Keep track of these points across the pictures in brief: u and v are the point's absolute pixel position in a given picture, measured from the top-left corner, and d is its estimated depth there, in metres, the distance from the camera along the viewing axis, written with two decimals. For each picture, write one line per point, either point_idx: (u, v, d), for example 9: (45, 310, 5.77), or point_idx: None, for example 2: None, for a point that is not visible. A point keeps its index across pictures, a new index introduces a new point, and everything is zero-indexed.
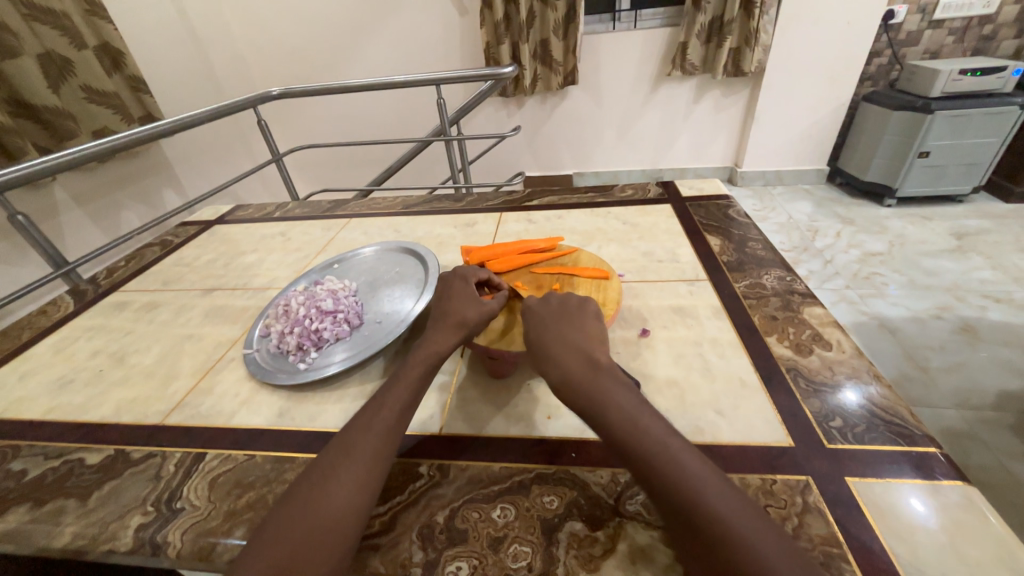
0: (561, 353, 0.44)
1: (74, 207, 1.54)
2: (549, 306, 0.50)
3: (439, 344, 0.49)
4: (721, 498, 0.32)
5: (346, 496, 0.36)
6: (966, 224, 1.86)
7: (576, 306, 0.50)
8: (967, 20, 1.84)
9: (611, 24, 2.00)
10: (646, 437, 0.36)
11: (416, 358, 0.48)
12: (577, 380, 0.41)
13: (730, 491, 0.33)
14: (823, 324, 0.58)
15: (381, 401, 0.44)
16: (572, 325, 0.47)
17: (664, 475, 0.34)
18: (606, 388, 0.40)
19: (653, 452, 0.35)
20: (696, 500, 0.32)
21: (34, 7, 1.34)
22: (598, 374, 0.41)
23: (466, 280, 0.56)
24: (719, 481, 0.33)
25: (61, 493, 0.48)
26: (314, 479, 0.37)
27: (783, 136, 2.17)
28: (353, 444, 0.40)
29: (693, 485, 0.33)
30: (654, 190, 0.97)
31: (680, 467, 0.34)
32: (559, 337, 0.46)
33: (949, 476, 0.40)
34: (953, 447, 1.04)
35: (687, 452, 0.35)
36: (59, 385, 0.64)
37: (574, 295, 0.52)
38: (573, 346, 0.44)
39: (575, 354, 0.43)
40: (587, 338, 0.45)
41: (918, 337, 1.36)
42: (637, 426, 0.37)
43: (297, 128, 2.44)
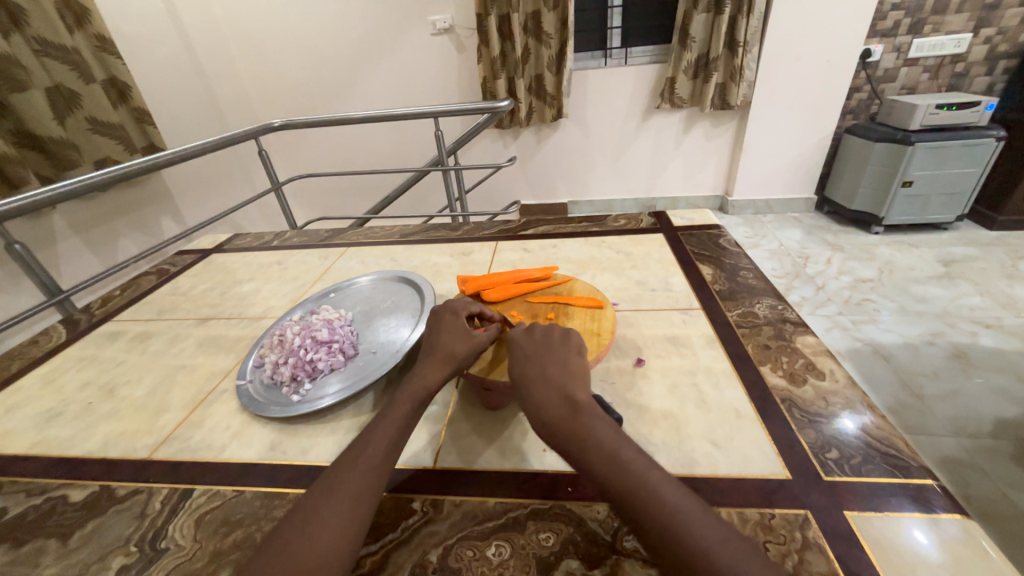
0: (542, 391, 0.44)
1: (72, 235, 1.55)
2: (530, 341, 0.50)
3: (430, 379, 0.49)
4: (703, 535, 0.32)
5: (330, 537, 0.36)
6: (953, 251, 1.90)
7: (558, 339, 0.49)
8: (940, 59, 1.94)
9: (603, 61, 2.09)
10: (624, 476, 0.36)
11: (403, 395, 0.47)
12: (557, 423, 0.41)
13: (712, 525, 0.32)
14: (815, 353, 0.59)
15: (368, 436, 0.43)
16: (553, 361, 0.47)
17: (646, 517, 0.33)
18: (586, 428, 0.39)
19: (631, 494, 0.35)
20: (678, 539, 0.32)
21: (45, 44, 1.39)
22: (577, 414, 0.41)
23: (456, 313, 0.56)
24: (700, 516, 0.33)
25: (41, 532, 0.47)
26: (304, 516, 0.37)
27: (771, 166, 2.23)
28: (339, 481, 0.39)
29: (673, 525, 0.32)
30: (646, 220, 1.00)
31: (664, 506, 0.33)
32: (541, 374, 0.45)
33: (947, 509, 0.40)
34: (954, 476, 1.03)
35: (669, 488, 0.35)
36: (46, 419, 0.63)
37: (554, 327, 0.52)
38: (552, 383, 0.44)
39: (555, 395, 0.43)
40: (565, 375, 0.45)
41: (912, 363, 1.37)
42: (619, 467, 0.36)
43: (298, 157, 2.49)
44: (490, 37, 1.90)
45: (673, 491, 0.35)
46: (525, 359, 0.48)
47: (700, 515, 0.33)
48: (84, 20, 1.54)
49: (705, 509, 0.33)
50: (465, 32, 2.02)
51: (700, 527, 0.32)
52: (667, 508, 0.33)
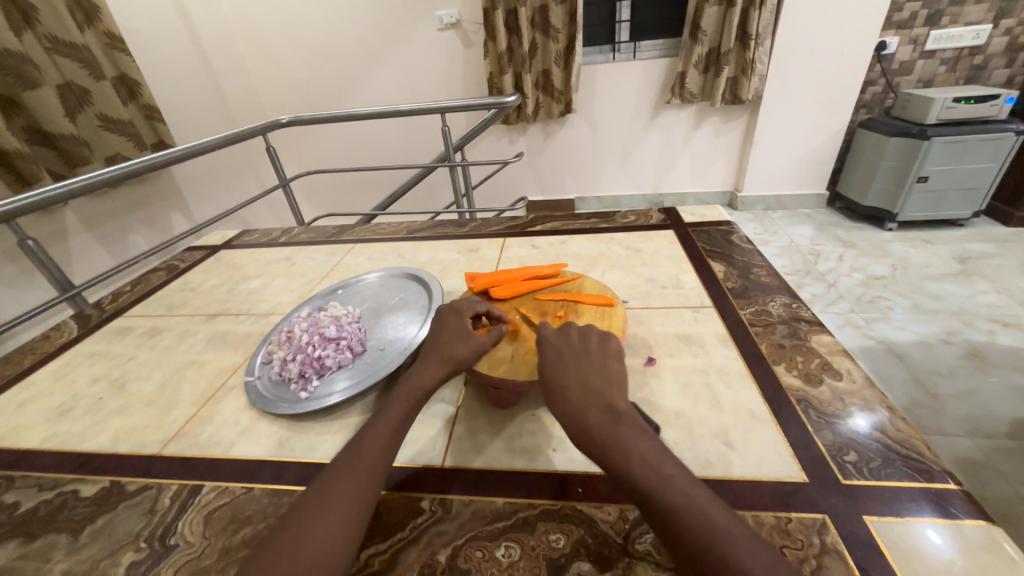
0: (580, 396, 0.43)
1: (83, 231, 1.56)
2: (566, 344, 0.49)
3: (427, 378, 0.48)
4: (744, 551, 0.31)
5: (328, 536, 0.35)
6: (970, 248, 1.86)
7: (597, 346, 0.49)
8: (958, 50, 1.89)
9: (611, 55, 2.06)
10: (664, 486, 0.35)
11: (399, 394, 0.47)
12: (594, 429, 0.40)
13: (753, 541, 0.31)
14: (831, 353, 0.58)
15: (366, 436, 0.43)
16: (590, 366, 0.46)
17: (686, 529, 0.32)
18: (626, 436, 0.39)
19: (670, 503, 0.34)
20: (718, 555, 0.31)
21: (56, 42, 1.40)
22: (616, 422, 0.40)
23: (459, 314, 0.56)
24: (740, 532, 0.32)
25: (53, 527, 0.47)
26: (305, 512, 0.37)
27: (782, 162, 2.19)
28: (337, 481, 0.39)
29: (714, 538, 0.31)
30: (656, 216, 0.98)
31: (704, 520, 0.32)
32: (578, 379, 0.45)
33: (971, 514, 0.39)
34: (970, 477, 1.01)
35: (710, 502, 0.34)
36: (58, 414, 0.63)
37: (591, 332, 0.51)
38: (589, 388, 0.43)
39: (592, 400, 0.42)
40: (604, 381, 0.44)
41: (927, 362, 1.34)
42: (658, 477, 0.35)
43: (305, 154, 2.50)
44: (497, 32, 1.88)
45: (713, 505, 0.34)
46: (561, 362, 0.47)
47: (740, 530, 0.32)
48: (94, 17, 1.54)
49: (745, 525, 0.32)
50: (472, 27, 2.01)
51: (740, 542, 0.31)
52: (708, 522, 0.32)
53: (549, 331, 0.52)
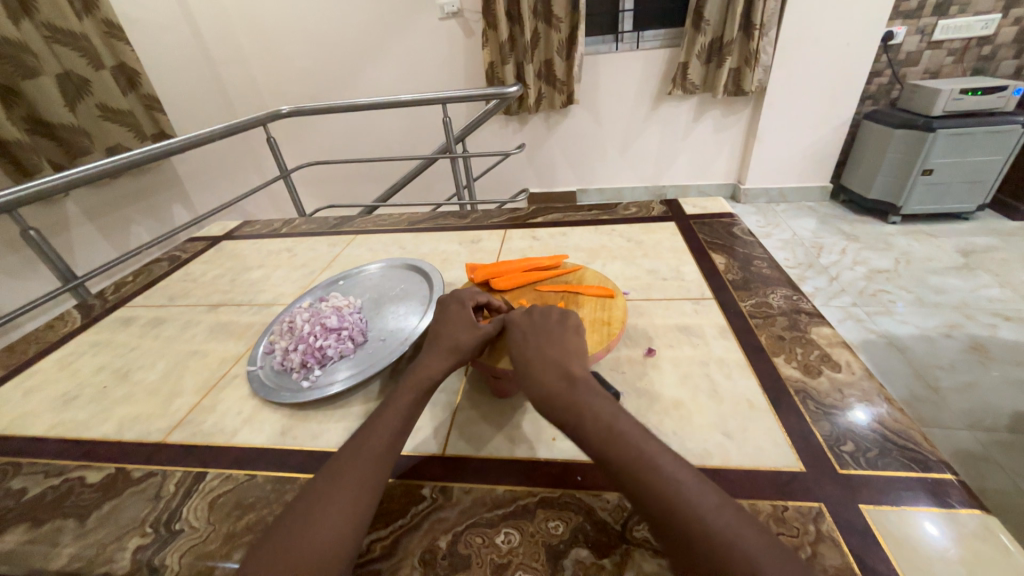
0: (539, 367, 0.45)
1: (85, 222, 1.57)
2: (524, 321, 0.50)
3: (433, 368, 0.49)
4: (697, 501, 0.33)
5: (336, 525, 0.36)
6: (973, 242, 1.85)
7: (555, 319, 0.50)
8: (966, 41, 1.86)
9: (614, 45, 2.04)
10: (620, 443, 0.37)
11: (406, 385, 0.47)
12: (555, 396, 0.42)
13: (708, 496, 0.33)
14: (831, 344, 0.58)
15: (372, 426, 0.43)
16: (550, 338, 0.48)
17: (641, 482, 0.34)
18: (583, 402, 0.40)
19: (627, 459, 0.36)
20: (673, 505, 0.33)
21: (56, 30, 1.39)
22: (573, 388, 0.42)
23: (463, 304, 0.55)
24: (695, 485, 0.34)
25: (60, 513, 0.48)
26: (312, 501, 0.37)
27: (786, 154, 2.18)
28: (344, 470, 0.39)
29: (668, 489, 0.33)
30: (657, 208, 0.98)
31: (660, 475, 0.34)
32: (539, 352, 0.46)
33: (966, 504, 0.39)
34: (968, 470, 1.02)
35: (666, 459, 0.36)
36: (63, 402, 0.64)
37: (550, 307, 0.52)
38: (548, 359, 0.45)
39: (553, 371, 0.44)
40: (562, 351, 0.46)
41: (928, 356, 1.34)
42: (617, 438, 0.37)
43: (305, 145, 2.49)
44: (498, 21, 1.85)
45: (669, 460, 0.36)
46: (521, 337, 0.49)
47: (694, 483, 0.34)
48: (92, 5, 1.53)
49: (700, 479, 0.34)
50: (473, 16, 1.99)
51: (693, 492, 0.33)
52: (662, 476, 0.34)
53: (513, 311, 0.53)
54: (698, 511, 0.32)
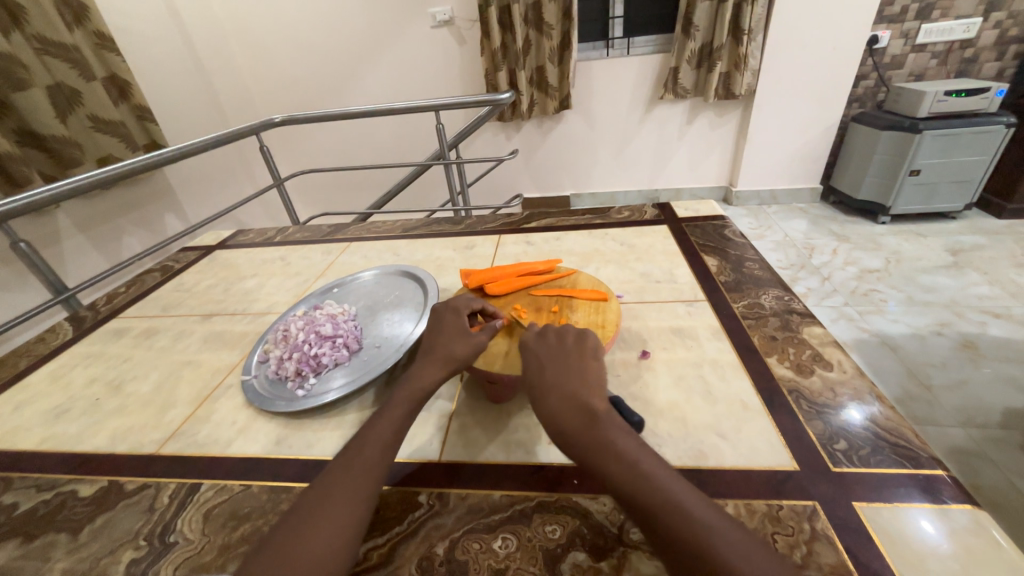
0: (559, 402, 0.43)
1: (76, 233, 1.55)
2: (538, 349, 0.49)
3: (426, 379, 0.49)
4: (724, 545, 0.31)
5: (330, 536, 0.36)
6: (961, 240, 1.88)
7: (570, 345, 0.48)
8: (949, 44, 1.90)
9: (605, 51, 2.07)
10: (645, 485, 0.35)
11: (399, 396, 0.47)
12: (574, 433, 0.40)
13: (736, 536, 0.32)
14: (823, 344, 0.58)
15: (372, 432, 0.43)
16: (566, 366, 0.46)
17: (668, 528, 0.33)
18: (605, 438, 0.39)
19: (653, 500, 0.34)
20: (699, 549, 0.31)
21: (46, 42, 1.39)
22: (594, 424, 0.40)
23: (457, 314, 0.55)
24: (718, 526, 0.32)
25: (52, 527, 0.47)
26: (314, 501, 0.38)
27: (776, 156, 2.21)
28: (338, 480, 0.39)
29: (695, 534, 0.32)
30: (650, 211, 0.99)
31: (686, 518, 0.33)
32: (557, 384, 0.44)
33: (958, 499, 0.40)
34: (962, 466, 1.03)
35: (691, 497, 0.34)
36: (55, 415, 0.63)
37: (563, 332, 0.51)
38: (567, 393, 0.43)
39: (571, 403, 0.43)
40: (580, 381, 0.45)
41: (920, 354, 1.36)
42: (641, 478, 0.36)
43: (299, 153, 2.49)
44: (490, 29, 1.87)
45: (693, 501, 0.34)
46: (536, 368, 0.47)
47: (720, 524, 0.32)
48: (83, 17, 1.53)
49: (725, 518, 0.33)
50: (465, 24, 2.00)
51: (720, 535, 0.32)
52: (687, 518, 0.33)
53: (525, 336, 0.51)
54: (725, 555, 0.31)
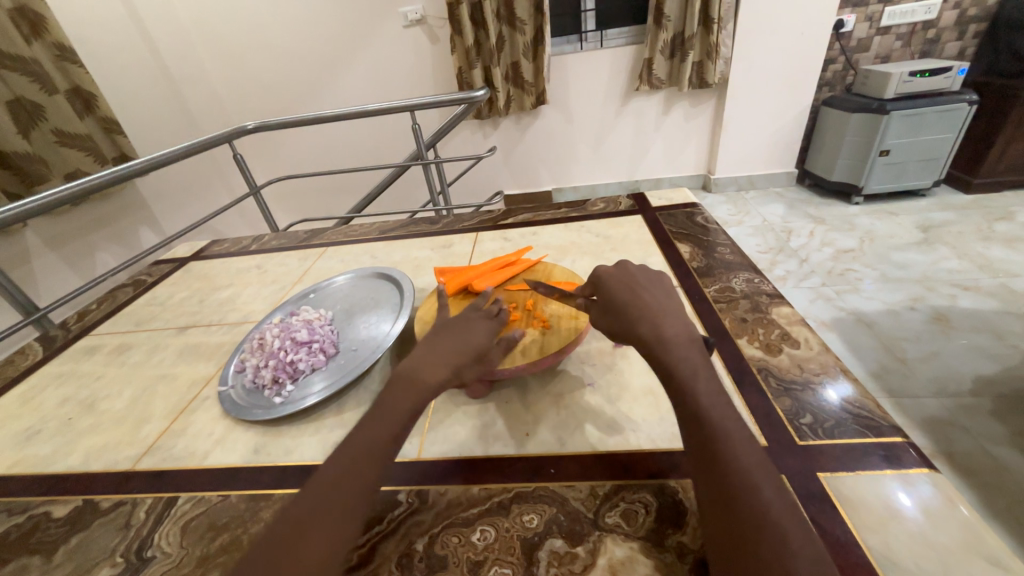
0: (659, 318, 0.46)
1: (46, 251, 1.52)
2: (631, 274, 0.52)
3: (427, 374, 0.45)
4: (766, 489, 0.33)
5: (319, 545, 0.33)
6: (931, 217, 1.93)
7: (660, 278, 0.52)
8: (912, 26, 1.95)
9: (579, 44, 2.07)
10: (714, 412, 0.38)
11: (401, 396, 0.43)
12: (669, 343, 0.43)
13: (779, 487, 0.33)
14: (790, 323, 0.60)
15: (382, 418, 0.42)
16: (664, 296, 0.49)
17: (727, 455, 0.35)
18: (696, 362, 0.41)
19: (718, 427, 0.37)
20: (744, 485, 0.33)
21: (2, 56, 1.34)
22: (690, 344, 0.43)
23: (470, 325, 0.51)
24: (763, 470, 0.34)
25: (25, 550, 0.46)
26: (322, 487, 0.37)
27: (751, 142, 2.24)
28: (335, 481, 0.37)
29: (743, 470, 0.34)
30: (625, 202, 1.00)
31: (744, 457, 0.35)
32: (656, 304, 0.47)
33: (918, 465, 0.41)
34: (936, 435, 1.06)
35: (748, 439, 0.36)
36: (24, 438, 0.62)
37: (651, 270, 0.53)
38: (667, 314, 0.46)
39: (673, 323, 0.45)
40: (678, 310, 0.47)
41: (895, 329, 1.39)
42: (717, 407, 0.38)
43: (276, 159, 2.45)
44: (463, 27, 1.86)
45: (750, 444, 0.36)
46: (631, 289, 0.49)
47: (768, 472, 0.34)
48: (41, 29, 1.48)
49: (771, 465, 0.35)
50: (437, 22, 1.99)
51: (764, 482, 0.33)
52: (744, 455, 0.35)
53: (608, 267, 0.54)
54: (766, 499, 0.32)
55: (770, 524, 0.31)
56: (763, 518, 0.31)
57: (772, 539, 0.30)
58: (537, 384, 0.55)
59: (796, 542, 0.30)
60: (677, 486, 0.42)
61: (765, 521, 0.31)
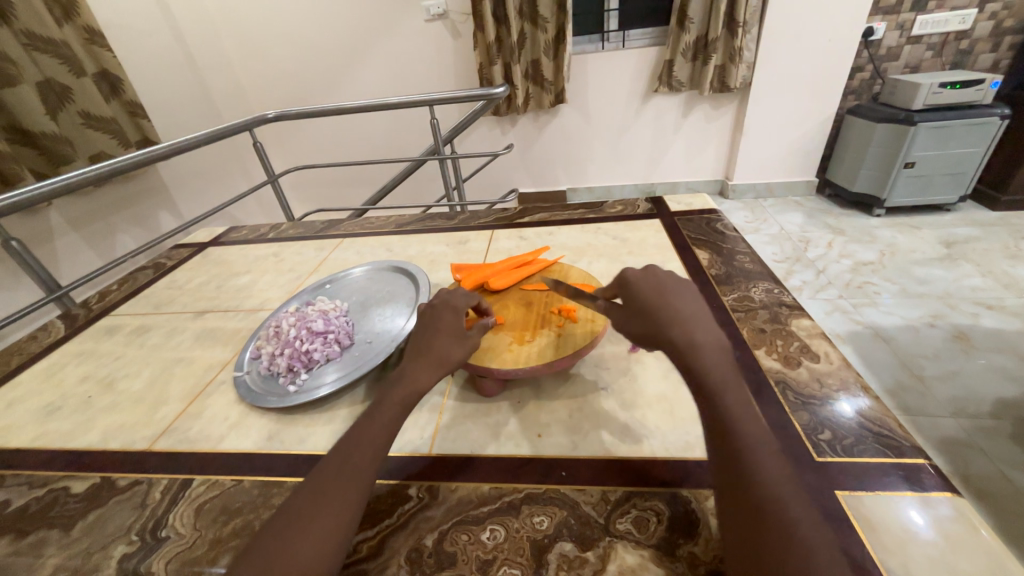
0: (692, 323, 0.43)
1: (69, 231, 1.55)
2: (658, 276, 0.48)
3: (414, 378, 0.45)
4: (795, 505, 0.32)
5: (314, 541, 0.34)
6: (955, 233, 1.88)
7: (684, 279, 0.48)
8: (945, 35, 1.90)
9: (601, 44, 2.05)
10: (742, 425, 0.37)
11: (390, 398, 0.44)
12: (703, 351, 0.41)
13: (807, 505, 0.33)
14: (810, 336, 0.59)
15: (371, 422, 0.43)
16: (691, 300, 0.46)
17: (755, 469, 0.35)
18: (725, 372, 0.40)
19: (746, 440, 0.36)
20: (772, 499, 0.33)
21: (34, 37, 1.37)
22: (722, 353, 0.41)
23: (446, 313, 0.51)
24: (791, 485, 0.34)
25: (44, 523, 0.47)
26: (317, 488, 0.38)
27: (772, 148, 2.20)
28: (334, 475, 0.39)
29: (771, 484, 0.34)
30: (643, 205, 0.99)
31: (774, 472, 0.34)
32: (685, 308, 0.44)
33: (940, 487, 0.40)
34: (952, 456, 1.04)
35: (774, 454, 0.36)
36: (45, 413, 0.63)
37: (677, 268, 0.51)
38: (698, 318, 0.44)
39: (706, 330, 0.43)
40: (705, 314, 0.45)
41: (913, 346, 1.37)
42: (745, 419, 0.37)
43: (294, 149, 2.48)
44: (485, 23, 1.86)
45: (777, 458, 0.36)
46: (660, 291, 0.46)
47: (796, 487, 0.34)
48: (72, 12, 1.51)
49: (798, 481, 0.34)
50: (459, 17, 1.99)
51: (793, 497, 0.33)
52: (773, 469, 0.35)
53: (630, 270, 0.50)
54: (794, 515, 0.32)
55: (799, 542, 0.31)
56: (792, 535, 0.31)
57: (799, 556, 0.30)
58: (550, 386, 0.55)
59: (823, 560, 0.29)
60: (691, 496, 0.41)
61: (795, 538, 0.31)
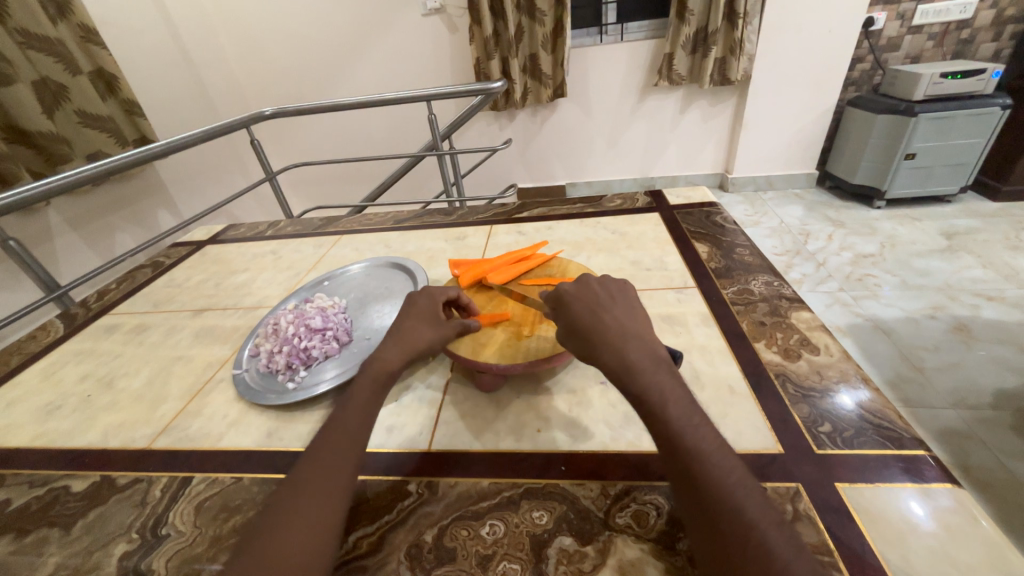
0: (625, 341, 0.43)
1: (68, 230, 1.55)
2: (592, 291, 0.49)
3: (385, 363, 0.46)
4: (750, 508, 0.33)
5: (303, 533, 0.35)
6: (956, 224, 1.88)
7: (619, 293, 0.50)
8: (946, 25, 1.88)
9: (599, 38, 2.03)
10: (688, 435, 0.37)
11: (362, 383, 0.45)
12: (639, 367, 0.41)
13: (762, 503, 0.33)
14: (810, 329, 0.59)
15: (345, 413, 0.43)
16: (625, 315, 0.47)
17: (706, 479, 0.34)
18: (664, 384, 0.40)
19: (694, 449, 0.36)
20: (727, 506, 0.33)
21: (28, 36, 1.36)
22: (658, 367, 0.41)
23: (421, 301, 0.54)
24: (743, 485, 0.34)
25: (45, 522, 0.47)
26: (299, 483, 0.38)
27: (773, 141, 2.19)
28: (318, 472, 0.38)
29: (724, 490, 0.34)
30: (642, 199, 0.98)
31: (727, 477, 0.34)
32: (619, 324, 0.45)
33: (940, 479, 0.40)
34: (952, 448, 1.04)
35: (725, 458, 0.36)
36: (45, 412, 0.63)
37: (611, 281, 0.52)
38: (631, 334, 0.44)
39: (640, 346, 0.43)
40: (641, 327, 0.46)
41: (914, 338, 1.36)
42: (691, 428, 0.37)
43: (292, 145, 2.47)
44: (482, 17, 1.85)
45: (728, 462, 0.36)
46: (593, 309, 0.47)
47: (752, 487, 0.34)
48: (66, 10, 1.49)
49: (752, 481, 0.35)
50: (456, 12, 1.97)
51: (749, 498, 0.33)
52: (725, 474, 0.35)
53: (565, 285, 0.51)
54: (751, 517, 0.32)
55: (756, 547, 0.31)
56: (749, 541, 0.31)
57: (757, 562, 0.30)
58: (549, 381, 0.55)
59: (786, 558, 0.30)
60: None
61: (751, 543, 0.31)
